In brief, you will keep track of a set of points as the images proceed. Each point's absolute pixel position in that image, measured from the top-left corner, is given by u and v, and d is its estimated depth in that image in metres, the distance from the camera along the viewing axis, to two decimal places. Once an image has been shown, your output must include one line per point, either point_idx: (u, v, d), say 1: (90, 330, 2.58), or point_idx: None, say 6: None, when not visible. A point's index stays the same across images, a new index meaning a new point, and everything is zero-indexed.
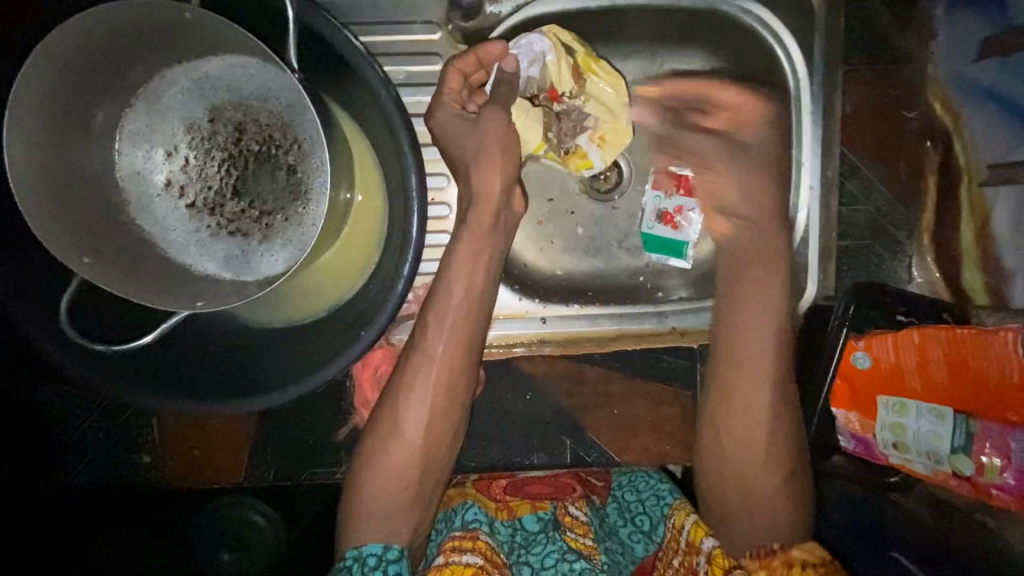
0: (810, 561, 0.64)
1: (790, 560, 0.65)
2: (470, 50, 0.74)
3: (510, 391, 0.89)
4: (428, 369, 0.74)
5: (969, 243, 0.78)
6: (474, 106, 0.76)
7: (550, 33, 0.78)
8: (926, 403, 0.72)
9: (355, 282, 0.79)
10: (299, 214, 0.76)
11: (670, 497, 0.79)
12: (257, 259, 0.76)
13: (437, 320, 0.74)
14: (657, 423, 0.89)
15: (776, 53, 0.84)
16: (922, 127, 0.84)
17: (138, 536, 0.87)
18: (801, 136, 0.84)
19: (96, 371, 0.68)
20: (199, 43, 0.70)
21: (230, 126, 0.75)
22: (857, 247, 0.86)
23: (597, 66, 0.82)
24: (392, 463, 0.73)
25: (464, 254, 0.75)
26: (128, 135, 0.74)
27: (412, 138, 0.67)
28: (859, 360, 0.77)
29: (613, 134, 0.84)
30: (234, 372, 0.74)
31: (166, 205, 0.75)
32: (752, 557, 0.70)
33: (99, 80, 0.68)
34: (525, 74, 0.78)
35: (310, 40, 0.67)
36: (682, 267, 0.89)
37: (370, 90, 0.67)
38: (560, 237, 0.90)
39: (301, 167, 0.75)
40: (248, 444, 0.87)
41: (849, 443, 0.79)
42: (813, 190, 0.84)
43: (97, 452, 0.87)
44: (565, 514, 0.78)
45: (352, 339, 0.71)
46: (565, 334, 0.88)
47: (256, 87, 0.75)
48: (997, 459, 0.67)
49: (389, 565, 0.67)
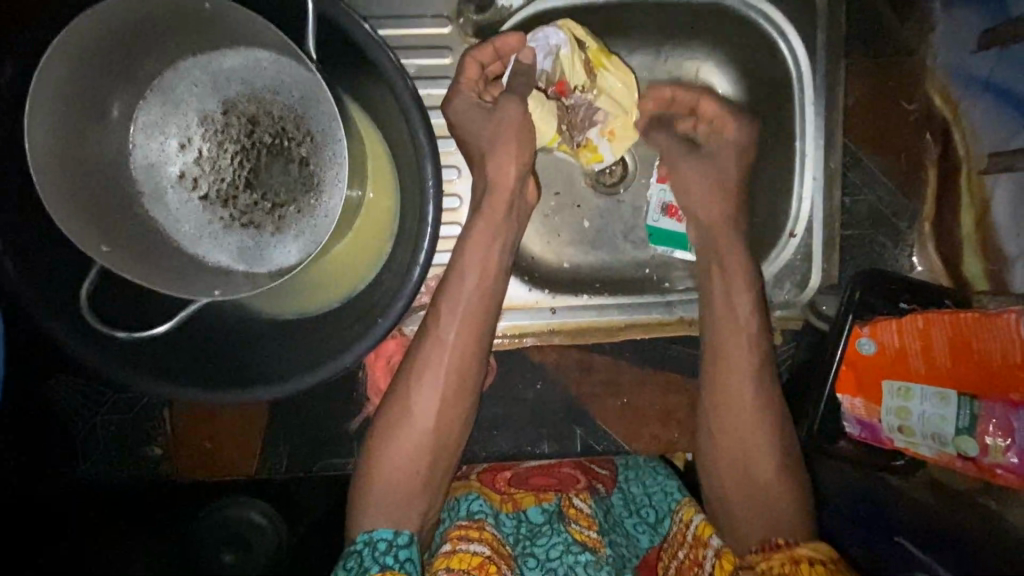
0: (816, 559, 0.65)
1: (796, 558, 0.65)
2: (488, 41, 0.78)
3: (520, 380, 0.90)
4: (440, 355, 0.74)
5: (969, 230, 0.81)
6: (489, 97, 0.80)
7: (565, 27, 0.81)
8: (930, 386, 0.73)
9: (365, 275, 0.79)
10: (311, 206, 0.77)
11: (677, 493, 0.80)
12: (270, 251, 0.77)
13: (449, 308, 0.75)
14: (665, 411, 0.90)
15: (778, 45, 0.85)
16: (922, 117, 0.87)
17: (137, 536, 0.88)
18: (803, 128, 0.86)
19: (111, 360, 0.68)
20: (216, 35, 0.71)
21: (243, 118, 0.76)
22: (858, 237, 0.88)
23: (608, 62, 0.84)
24: (402, 451, 0.73)
25: (478, 242, 0.76)
26: (142, 126, 0.74)
27: (428, 126, 0.67)
28: (864, 345, 0.78)
29: (623, 127, 0.86)
30: (246, 363, 0.74)
31: (178, 196, 0.76)
32: (755, 553, 0.70)
33: (117, 71, 0.69)
34: (539, 65, 0.82)
35: (326, 31, 0.68)
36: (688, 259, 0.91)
37: (386, 80, 0.68)
38: (566, 229, 0.91)
39: (314, 160, 0.76)
40: (261, 436, 0.88)
41: (855, 428, 0.80)
42: (815, 181, 0.86)
43: (106, 445, 0.86)
44: (570, 506, 0.78)
45: (368, 326, 0.71)
46: (573, 325, 0.89)
47: (270, 79, 0.75)
48: (1001, 438, 0.67)
49: (399, 550, 0.67)
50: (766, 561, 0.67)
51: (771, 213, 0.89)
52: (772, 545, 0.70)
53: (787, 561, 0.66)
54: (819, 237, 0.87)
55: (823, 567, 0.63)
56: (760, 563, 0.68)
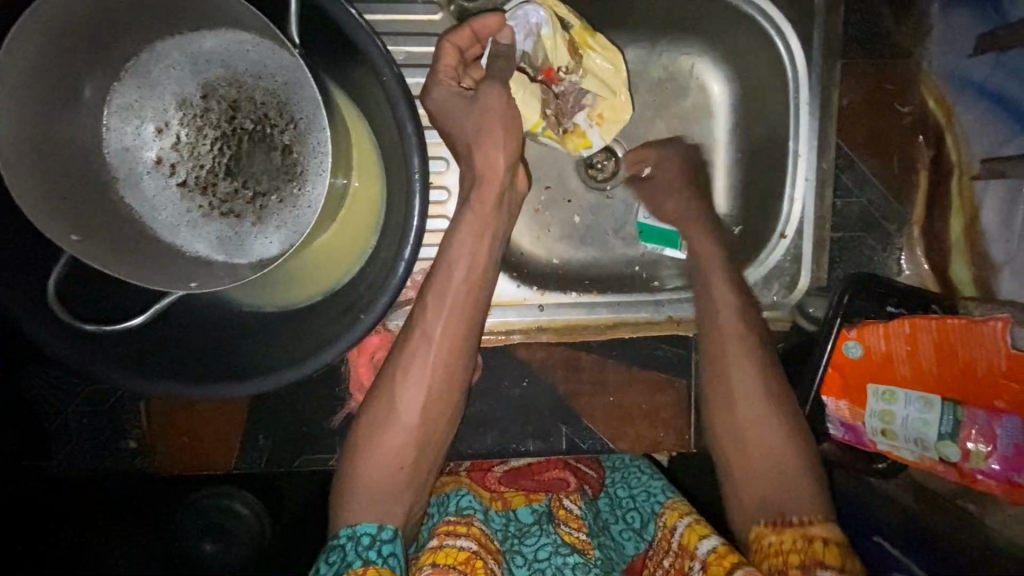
0: (831, 540, 0.64)
1: (811, 536, 0.64)
2: (464, 25, 0.73)
3: (507, 377, 0.89)
4: (426, 353, 0.72)
5: (958, 237, 0.82)
6: (470, 80, 0.76)
7: (545, 5, 0.77)
8: (915, 391, 0.73)
9: (348, 270, 0.77)
10: (294, 195, 0.74)
11: (665, 495, 0.79)
12: (251, 241, 0.74)
13: (436, 304, 0.73)
14: (652, 410, 0.90)
15: (776, 43, 0.84)
16: (913, 122, 0.86)
17: (121, 531, 0.88)
18: (797, 127, 0.85)
19: (84, 353, 0.65)
20: (198, 17, 0.69)
21: (223, 103, 0.73)
22: (850, 240, 0.88)
23: (592, 40, 0.81)
24: (386, 450, 0.71)
25: (465, 240, 0.73)
26: (116, 108, 0.71)
27: (416, 116, 0.65)
28: (851, 348, 0.78)
29: (611, 111, 0.85)
30: (227, 356, 0.72)
31: (155, 182, 0.73)
32: (765, 525, 0.68)
33: (89, 51, 0.66)
34: (519, 47, 0.78)
35: (310, 16, 0.65)
36: (677, 256, 0.91)
37: (372, 67, 0.65)
38: (557, 224, 0.91)
39: (297, 148, 0.74)
40: (240, 432, 0.86)
41: (838, 430, 0.80)
42: (808, 182, 0.86)
43: (80, 437, 0.83)
44: (560, 507, 0.80)
45: (350, 322, 0.68)
46: (563, 321, 0.88)
47: (251, 63, 0.72)
48: (983, 445, 0.67)
49: (383, 545, 0.66)
50: (778, 536, 0.66)
51: (762, 214, 0.89)
52: (784, 520, 0.67)
53: (801, 539, 0.64)
54: (809, 240, 0.86)
55: (837, 549, 0.63)
56: (770, 539, 0.66)
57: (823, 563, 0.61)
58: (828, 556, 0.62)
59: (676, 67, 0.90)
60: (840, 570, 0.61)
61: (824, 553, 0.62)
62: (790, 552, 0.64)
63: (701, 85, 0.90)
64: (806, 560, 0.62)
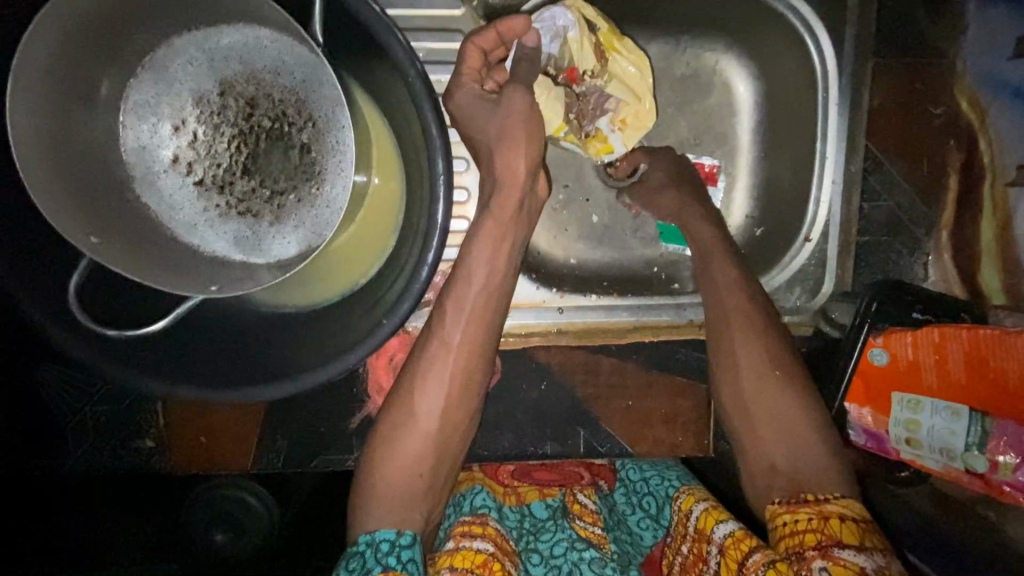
0: (848, 517, 0.59)
1: (827, 514, 0.60)
2: (490, 26, 0.71)
3: (526, 379, 0.88)
4: (445, 357, 0.71)
5: (988, 243, 0.81)
6: (492, 83, 0.74)
7: (574, 7, 0.75)
8: (943, 401, 0.72)
9: (368, 271, 0.77)
10: (313, 195, 0.73)
11: (676, 481, 0.81)
12: (269, 242, 0.73)
13: (455, 305, 0.72)
14: (672, 414, 0.89)
15: (806, 42, 0.81)
16: (947, 121, 0.84)
17: (116, 527, 0.86)
18: (825, 128, 0.83)
19: (109, 358, 0.65)
20: (217, 11, 0.67)
21: (240, 100, 0.71)
22: (876, 245, 0.86)
23: (619, 44, 0.79)
24: (405, 452, 0.70)
25: (483, 243, 0.71)
26: (133, 105, 0.70)
27: (439, 117, 0.63)
28: (876, 356, 0.77)
29: (635, 117, 0.82)
30: (247, 357, 0.71)
31: (172, 181, 0.72)
32: (779, 503, 0.63)
33: (105, 48, 0.64)
34: (545, 49, 0.77)
35: (333, 12, 0.64)
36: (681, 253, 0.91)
37: (396, 66, 0.63)
38: (575, 224, 0.90)
39: (316, 147, 0.72)
40: (257, 430, 0.85)
41: (861, 437, 0.80)
42: (835, 185, 0.84)
43: (97, 435, 0.83)
44: (574, 501, 0.80)
45: (374, 326, 0.67)
46: (582, 325, 0.87)
47: (270, 60, 0.71)
48: (1011, 457, 0.66)
49: (402, 550, 0.65)
50: (793, 514, 0.62)
51: (787, 216, 0.87)
52: (799, 498, 0.62)
53: (816, 517, 0.60)
54: (835, 243, 0.85)
55: (856, 527, 0.59)
56: (785, 518, 0.62)
57: (840, 543, 0.58)
58: (845, 534, 0.58)
59: (700, 64, 0.88)
60: (860, 549, 0.57)
61: (840, 531, 0.58)
62: (805, 531, 0.60)
63: (726, 82, 0.88)
64: (823, 541, 0.58)
